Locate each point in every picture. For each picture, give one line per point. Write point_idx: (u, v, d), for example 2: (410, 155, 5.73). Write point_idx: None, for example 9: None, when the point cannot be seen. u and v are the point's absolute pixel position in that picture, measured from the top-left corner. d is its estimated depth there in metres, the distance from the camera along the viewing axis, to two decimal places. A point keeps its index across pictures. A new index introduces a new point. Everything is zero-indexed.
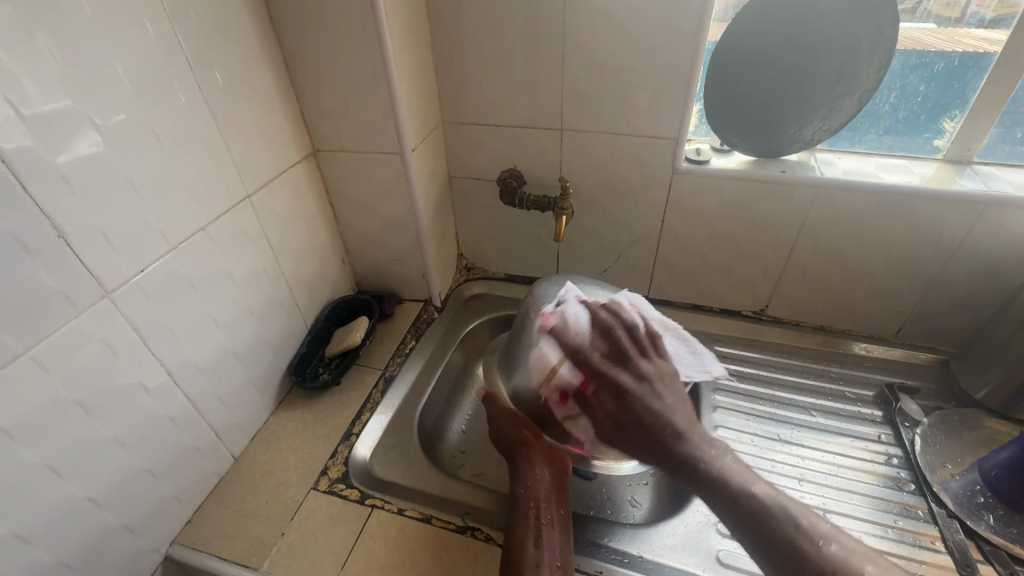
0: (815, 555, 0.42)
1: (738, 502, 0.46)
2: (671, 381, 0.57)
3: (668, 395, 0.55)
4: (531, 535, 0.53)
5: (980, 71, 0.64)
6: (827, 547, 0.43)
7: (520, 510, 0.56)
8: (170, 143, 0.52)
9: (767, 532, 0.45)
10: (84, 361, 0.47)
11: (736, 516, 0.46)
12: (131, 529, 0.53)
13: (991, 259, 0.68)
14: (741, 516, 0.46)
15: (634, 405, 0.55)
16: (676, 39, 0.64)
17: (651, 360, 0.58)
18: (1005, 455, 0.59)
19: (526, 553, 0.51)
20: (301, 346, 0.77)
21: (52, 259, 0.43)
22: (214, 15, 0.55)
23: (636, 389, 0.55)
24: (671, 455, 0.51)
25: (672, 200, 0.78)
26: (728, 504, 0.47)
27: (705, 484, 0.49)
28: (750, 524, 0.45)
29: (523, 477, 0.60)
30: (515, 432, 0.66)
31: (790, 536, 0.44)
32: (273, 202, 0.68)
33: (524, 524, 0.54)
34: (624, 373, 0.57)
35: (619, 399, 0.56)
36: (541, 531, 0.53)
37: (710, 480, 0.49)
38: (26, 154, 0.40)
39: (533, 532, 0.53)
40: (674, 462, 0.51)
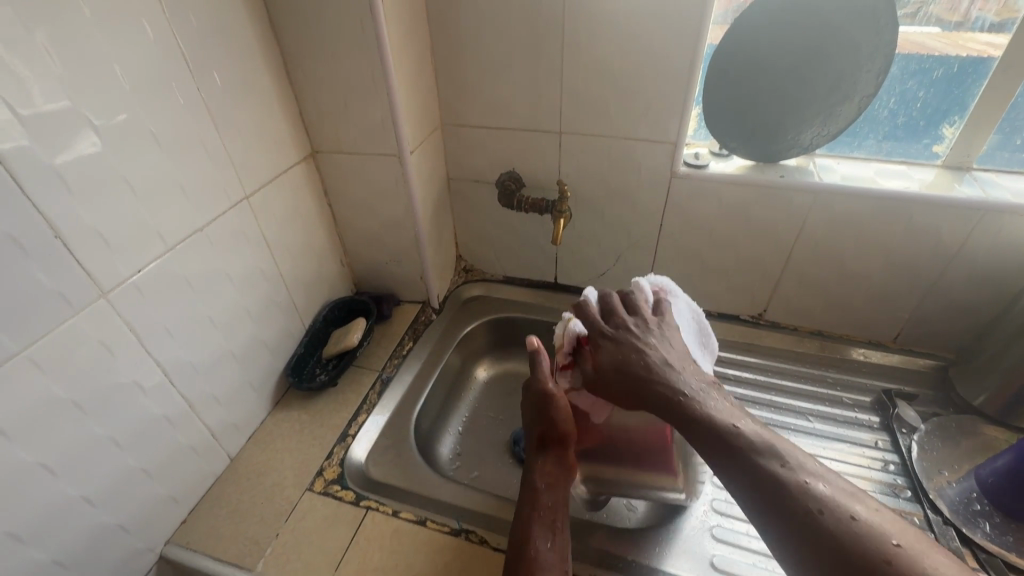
0: (799, 490, 0.39)
1: (717, 437, 0.43)
2: (663, 333, 0.55)
3: (654, 340, 0.53)
4: (546, 536, 0.50)
5: (980, 77, 0.63)
6: (816, 485, 0.39)
7: (538, 507, 0.53)
8: (168, 144, 0.53)
9: (740, 467, 0.41)
10: (80, 361, 0.47)
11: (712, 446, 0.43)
12: (126, 528, 0.54)
13: (989, 266, 0.68)
14: (718, 445, 0.43)
15: (608, 350, 0.54)
16: (674, 42, 0.64)
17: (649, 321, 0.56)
18: (1001, 463, 0.59)
19: (540, 553, 0.48)
20: (298, 347, 0.77)
21: (49, 259, 0.43)
22: (213, 16, 0.56)
23: (617, 337, 0.54)
24: (643, 396, 0.49)
25: (671, 203, 0.78)
26: (701, 435, 0.44)
27: (682, 417, 0.46)
28: (725, 452, 0.42)
29: (545, 474, 0.56)
30: (554, 427, 0.58)
31: (771, 473, 0.40)
32: (271, 203, 0.68)
33: (541, 525, 0.51)
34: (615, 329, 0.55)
35: (596, 350, 0.55)
36: (555, 533, 0.51)
37: (688, 410, 0.46)
38: (23, 154, 0.40)
39: (547, 533, 0.51)
40: (648, 400, 0.49)
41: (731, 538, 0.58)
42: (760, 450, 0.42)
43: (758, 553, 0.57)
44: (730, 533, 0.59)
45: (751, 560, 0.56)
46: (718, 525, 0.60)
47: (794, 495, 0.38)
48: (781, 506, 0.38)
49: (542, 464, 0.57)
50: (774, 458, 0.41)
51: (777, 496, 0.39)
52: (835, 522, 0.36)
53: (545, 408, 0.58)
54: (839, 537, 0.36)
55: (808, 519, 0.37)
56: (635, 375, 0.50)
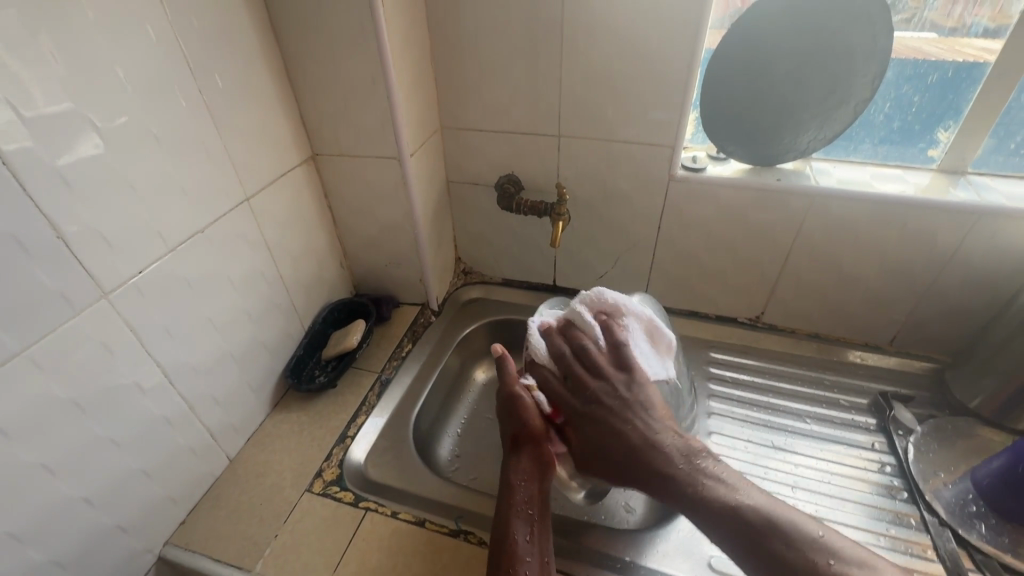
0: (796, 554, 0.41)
1: (723, 523, 0.44)
2: (637, 395, 0.54)
3: (632, 412, 0.52)
4: (524, 530, 0.51)
5: (974, 83, 0.64)
6: (826, 562, 0.40)
7: (516, 503, 0.53)
8: (170, 146, 0.53)
9: (753, 553, 0.42)
10: (81, 361, 0.47)
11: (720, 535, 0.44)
12: (125, 528, 0.54)
13: (985, 269, 0.68)
14: (727, 529, 0.44)
15: (594, 430, 0.53)
16: (672, 47, 0.65)
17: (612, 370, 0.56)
18: (997, 464, 0.59)
19: (520, 550, 0.50)
20: (298, 348, 0.77)
21: (51, 260, 0.43)
22: (215, 19, 0.56)
23: (598, 411, 0.54)
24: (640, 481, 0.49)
25: (669, 206, 0.78)
26: (707, 523, 0.45)
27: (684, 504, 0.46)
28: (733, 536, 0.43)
29: (518, 470, 0.55)
30: (523, 425, 0.58)
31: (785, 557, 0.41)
32: (271, 206, 0.68)
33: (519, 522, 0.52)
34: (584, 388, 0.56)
35: (574, 419, 0.55)
36: (533, 526, 0.52)
37: (689, 495, 0.46)
38: (27, 155, 0.41)
39: (525, 526, 0.52)
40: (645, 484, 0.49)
41: None
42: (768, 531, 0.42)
43: None
44: None
45: None
46: None
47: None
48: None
49: (512, 462, 0.56)
50: (784, 536, 0.42)
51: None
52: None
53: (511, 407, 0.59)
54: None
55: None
56: (626, 457, 0.50)
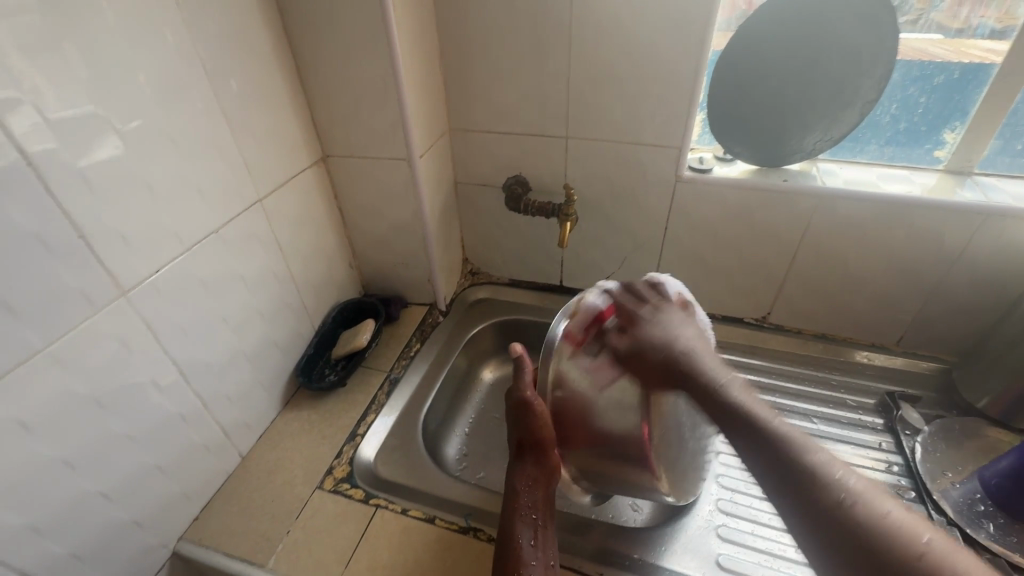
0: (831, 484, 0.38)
1: (749, 424, 0.43)
2: (697, 329, 0.56)
3: (692, 333, 0.54)
4: (529, 533, 0.52)
5: (980, 84, 0.65)
6: (848, 478, 0.38)
7: (521, 506, 0.54)
8: (186, 148, 0.54)
9: (775, 455, 0.41)
10: (100, 358, 0.48)
11: (745, 433, 0.43)
12: (141, 524, 0.55)
13: (992, 269, 0.68)
14: (750, 429, 0.43)
15: (654, 331, 0.55)
16: (679, 49, 0.65)
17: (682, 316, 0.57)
18: (1005, 464, 0.59)
19: (524, 552, 0.50)
20: (308, 347, 0.78)
21: (72, 259, 0.44)
22: (230, 23, 0.57)
23: (661, 322, 0.56)
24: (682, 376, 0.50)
25: (676, 207, 0.79)
26: (736, 424, 0.44)
27: (717, 400, 0.46)
28: (759, 437, 0.42)
29: (523, 476, 0.57)
30: (529, 433, 0.57)
31: (805, 467, 0.40)
32: (283, 207, 0.69)
33: (523, 527, 0.53)
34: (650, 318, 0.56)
35: (636, 332, 0.55)
36: (537, 531, 0.53)
37: (724, 394, 0.47)
38: (51, 157, 0.42)
39: (529, 530, 0.53)
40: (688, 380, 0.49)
41: (735, 537, 0.59)
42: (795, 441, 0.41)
43: (763, 552, 0.58)
44: (736, 532, 0.60)
45: (756, 558, 0.57)
46: (724, 524, 0.60)
47: (824, 486, 0.38)
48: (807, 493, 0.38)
49: (518, 468, 0.57)
50: (810, 450, 0.41)
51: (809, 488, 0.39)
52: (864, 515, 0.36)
53: (519, 414, 0.57)
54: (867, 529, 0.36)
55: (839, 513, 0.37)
56: (679, 355, 0.51)
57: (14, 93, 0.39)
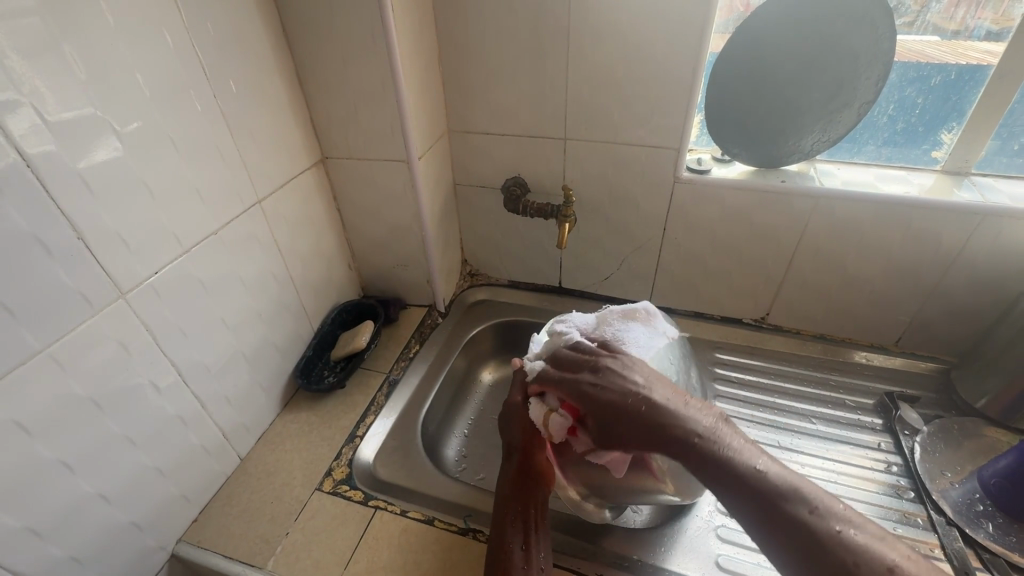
0: (826, 538, 0.37)
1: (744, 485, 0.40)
2: (650, 374, 0.50)
3: (642, 377, 0.49)
4: (519, 537, 0.52)
5: (977, 84, 0.65)
6: (846, 532, 0.37)
7: (509, 511, 0.54)
8: (185, 150, 0.54)
9: (769, 504, 0.39)
10: (99, 360, 0.48)
11: (742, 500, 0.40)
12: (140, 525, 0.54)
13: (990, 269, 0.69)
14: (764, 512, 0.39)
15: (611, 399, 0.47)
16: (675, 51, 0.66)
17: (628, 360, 0.51)
18: (1003, 464, 0.59)
19: (514, 556, 0.50)
20: (307, 349, 0.78)
21: (72, 261, 0.45)
22: (230, 25, 0.57)
23: (609, 386, 0.48)
24: (665, 446, 0.43)
25: (674, 209, 0.79)
26: (726, 483, 0.41)
27: (723, 475, 0.41)
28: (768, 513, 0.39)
29: (511, 483, 0.56)
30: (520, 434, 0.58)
31: (797, 521, 0.38)
32: (282, 208, 0.69)
33: (511, 529, 0.53)
34: (596, 380, 0.50)
35: (593, 405, 0.48)
36: (530, 536, 0.53)
37: (733, 464, 0.41)
38: (50, 159, 0.42)
39: (521, 535, 0.52)
40: (673, 451, 0.43)
41: (736, 537, 0.59)
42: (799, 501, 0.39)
43: (763, 553, 0.58)
44: (736, 533, 0.60)
45: (757, 559, 0.57)
46: (723, 525, 0.60)
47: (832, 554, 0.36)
48: (822, 567, 0.36)
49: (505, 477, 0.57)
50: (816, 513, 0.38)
51: (808, 546, 0.37)
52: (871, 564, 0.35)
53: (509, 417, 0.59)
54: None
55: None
56: (650, 423, 0.45)
57: (13, 95, 0.39)
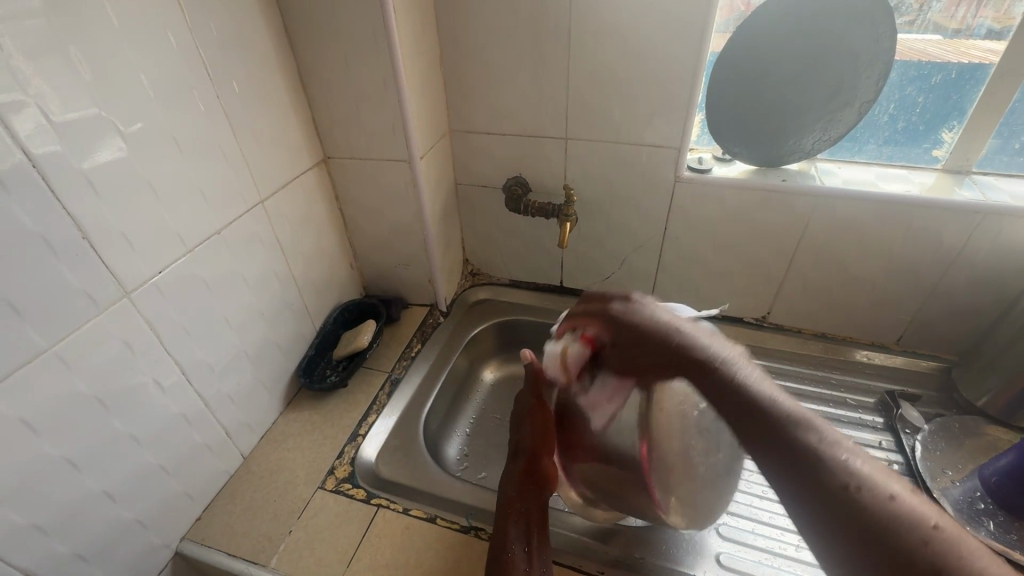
0: (829, 465, 0.32)
1: (749, 406, 0.36)
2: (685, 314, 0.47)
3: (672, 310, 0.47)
4: (519, 544, 0.51)
5: (977, 83, 0.65)
6: (853, 462, 0.32)
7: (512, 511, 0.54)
8: (188, 150, 0.54)
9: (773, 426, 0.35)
10: (104, 359, 0.48)
11: (744, 420, 0.36)
12: (144, 523, 0.55)
13: (991, 267, 0.69)
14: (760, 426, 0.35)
15: (637, 324, 0.46)
16: (676, 50, 0.66)
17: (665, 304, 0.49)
18: (1003, 463, 0.59)
19: (514, 555, 0.50)
20: (309, 348, 0.79)
21: (77, 260, 0.45)
22: (233, 25, 0.58)
23: (639, 313, 0.47)
24: (679, 370, 0.41)
25: (675, 208, 0.79)
26: (729, 404, 0.37)
27: (726, 389, 0.38)
28: (764, 430, 0.35)
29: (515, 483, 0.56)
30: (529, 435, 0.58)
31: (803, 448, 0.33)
32: (285, 208, 0.70)
33: (512, 530, 0.52)
34: (625, 311, 0.48)
35: (619, 330, 0.47)
36: (530, 537, 0.52)
37: (740, 387, 0.37)
38: (55, 158, 0.42)
39: (521, 537, 0.52)
40: (685, 371, 0.40)
41: (737, 535, 0.59)
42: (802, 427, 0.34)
43: (763, 551, 0.58)
44: (736, 531, 0.60)
45: (757, 557, 0.57)
46: (724, 523, 0.61)
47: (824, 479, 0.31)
48: (816, 491, 0.31)
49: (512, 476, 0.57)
50: (817, 437, 0.33)
51: (809, 472, 0.32)
52: (870, 496, 0.30)
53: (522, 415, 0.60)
54: (879, 525, 0.29)
55: (858, 507, 0.30)
56: (668, 344, 0.43)
57: (19, 96, 0.39)
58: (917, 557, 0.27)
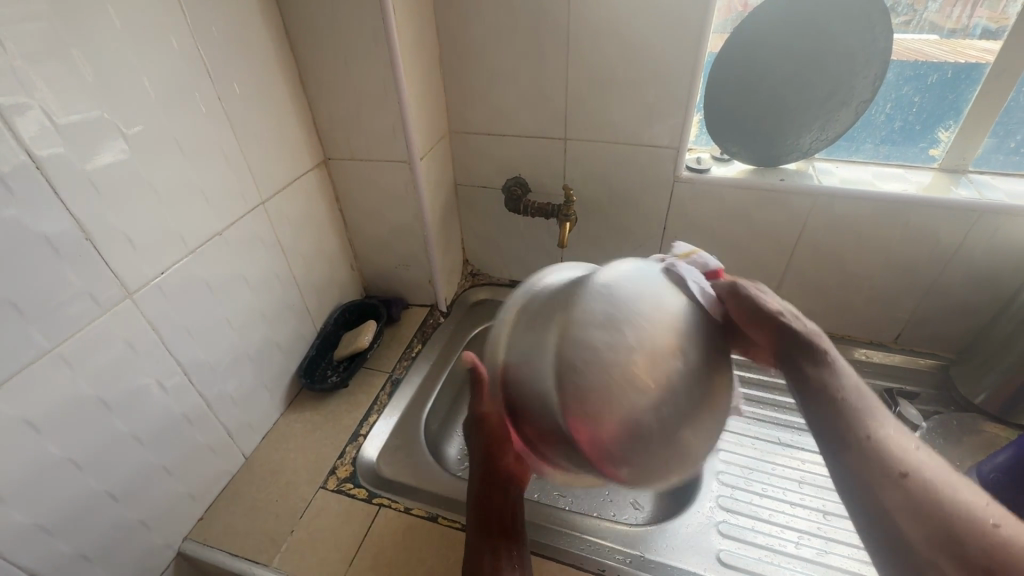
0: (894, 450, 0.35)
1: (830, 385, 0.38)
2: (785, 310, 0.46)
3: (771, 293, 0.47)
4: (488, 548, 0.52)
5: (973, 83, 0.65)
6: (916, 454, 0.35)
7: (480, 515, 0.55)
8: (189, 151, 0.55)
9: (849, 405, 0.37)
10: (108, 360, 0.49)
11: (822, 397, 0.38)
12: (147, 524, 0.55)
13: (988, 265, 0.69)
14: (831, 400, 0.38)
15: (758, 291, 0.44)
16: (675, 51, 0.66)
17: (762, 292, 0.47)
18: (1003, 458, 0.60)
19: (484, 558, 0.51)
20: (310, 349, 0.79)
21: (80, 262, 0.45)
22: (233, 27, 0.58)
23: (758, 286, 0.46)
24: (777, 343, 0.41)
25: (674, 208, 0.80)
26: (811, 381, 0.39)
27: (810, 373, 0.40)
28: (842, 413, 0.37)
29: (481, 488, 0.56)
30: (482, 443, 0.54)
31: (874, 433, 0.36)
32: (285, 208, 0.70)
33: (481, 531, 0.53)
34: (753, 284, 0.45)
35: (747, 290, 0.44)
36: (500, 539, 0.53)
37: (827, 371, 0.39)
38: (59, 160, 0.42)
39: (491, 537, 0.53)
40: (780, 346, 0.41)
41: (738, 533, 0.60)
42: (876, 426, 0.36)
43: (763, 548, 0.58)
44: (737, 528, 0.60)
45: (757, 554, 0.58)
46: (725, 521, 0.61)
47: (898, 458, 0.34)
48: (879, 468, 0.34)
49: (475, 477, 0.56)
50: (882, 421, 0.37)
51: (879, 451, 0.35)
52: (931, 486, 0.33)
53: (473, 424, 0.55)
54: (947, 514, 0.32)
55: (922, 489, 0.33)
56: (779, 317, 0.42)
57: (24, 99, 0.39)
58: (978, 535, 0.31)
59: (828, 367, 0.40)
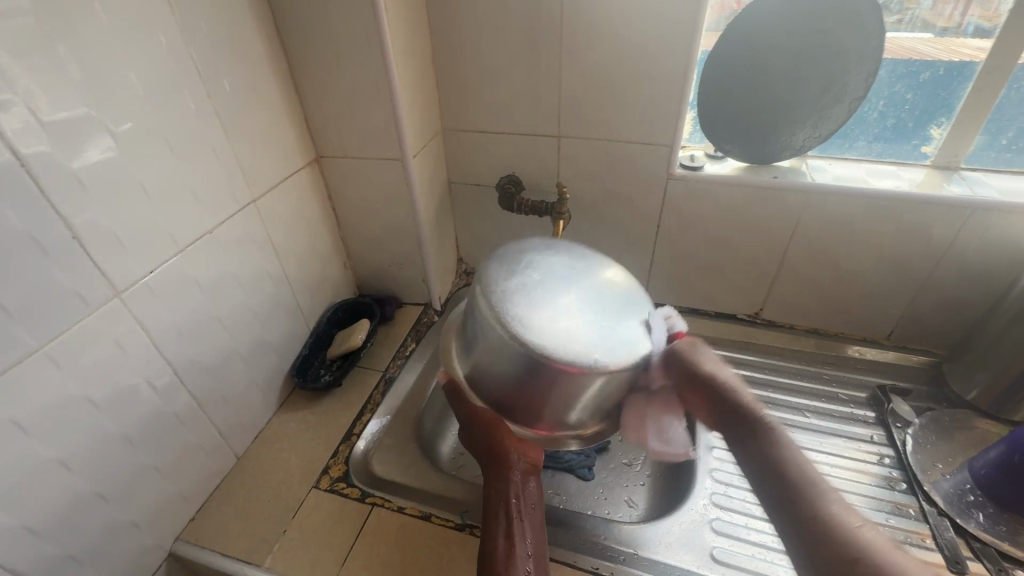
0: (826, 519, 0.40)
1: (779, 469, 0.45)
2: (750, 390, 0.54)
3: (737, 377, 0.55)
4: (503, 528, 0.53)
5: (965, 80, 0.65)
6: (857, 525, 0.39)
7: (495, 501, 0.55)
8: (178, 148, 0.54)
9: (794, 485, 0.44)
10: (96, 360, 0.48)
11: (771, 482, 0.45)
12: (138, 524, 0.55)
13: (980, 262, 0.69)
14: (777, 487, 0.44)
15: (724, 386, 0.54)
16: (668, 47, 0.66)
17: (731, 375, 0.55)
18: (994, 454, 0.60)
19: (497, 544, 0.51)
20: (303, 348, 0.78)
21: (66, 261, 0.45)
22: (223, 23, 0.57)
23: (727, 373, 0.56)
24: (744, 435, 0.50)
25: (668, 205, 0.80)
26: (765, 466, 0.46)
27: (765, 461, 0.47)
28: (788, 494, 0.43)
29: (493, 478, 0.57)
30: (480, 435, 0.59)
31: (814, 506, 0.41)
32: (277, 207, 0.70)
33: (495, 517, 0.54)
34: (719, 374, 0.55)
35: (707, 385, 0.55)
36: (515, 522, 0.53)
37: (777, 456, 0.46)
38: (44, 157, 0.42)
39: (505, 523, 0.53)
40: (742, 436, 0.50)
41: (731, 530, 0.60)
42: (821, 502, 0.42)
43: (756, 545, 0.58)
44: (730, 526, 0.60)
45: (750, 551, 0.58)
46: (718, 518, 0.61)
47: (835, 522, 0.40)
48: (812, 536, 0.40)
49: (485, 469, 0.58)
50: (825, 496, 0.42)
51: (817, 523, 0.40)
52: (860, 549, 0.37)
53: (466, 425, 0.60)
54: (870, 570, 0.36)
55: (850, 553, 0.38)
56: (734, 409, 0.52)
57: (7, 95, 0.39)
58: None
59: (781, 454, 0.46)
